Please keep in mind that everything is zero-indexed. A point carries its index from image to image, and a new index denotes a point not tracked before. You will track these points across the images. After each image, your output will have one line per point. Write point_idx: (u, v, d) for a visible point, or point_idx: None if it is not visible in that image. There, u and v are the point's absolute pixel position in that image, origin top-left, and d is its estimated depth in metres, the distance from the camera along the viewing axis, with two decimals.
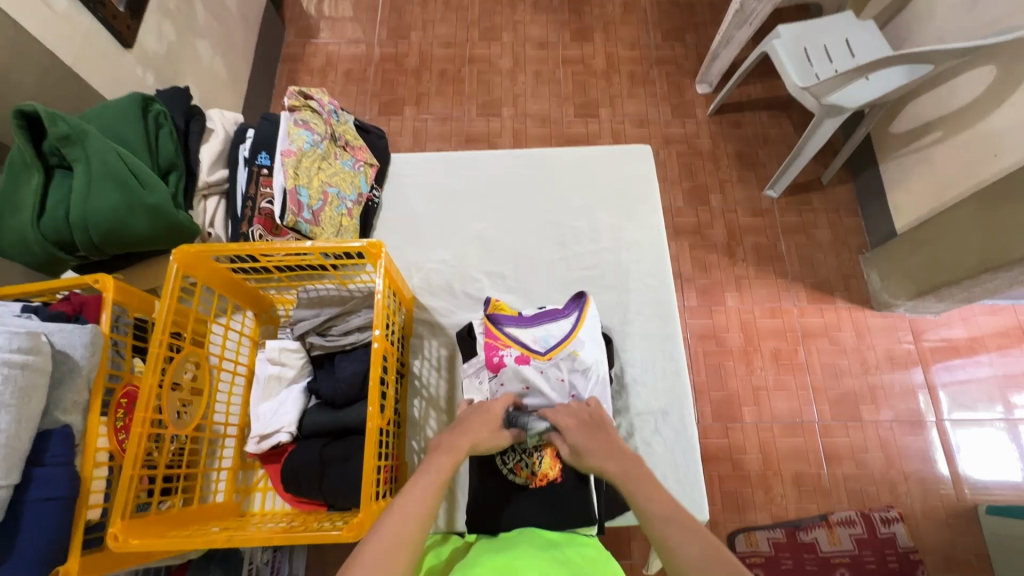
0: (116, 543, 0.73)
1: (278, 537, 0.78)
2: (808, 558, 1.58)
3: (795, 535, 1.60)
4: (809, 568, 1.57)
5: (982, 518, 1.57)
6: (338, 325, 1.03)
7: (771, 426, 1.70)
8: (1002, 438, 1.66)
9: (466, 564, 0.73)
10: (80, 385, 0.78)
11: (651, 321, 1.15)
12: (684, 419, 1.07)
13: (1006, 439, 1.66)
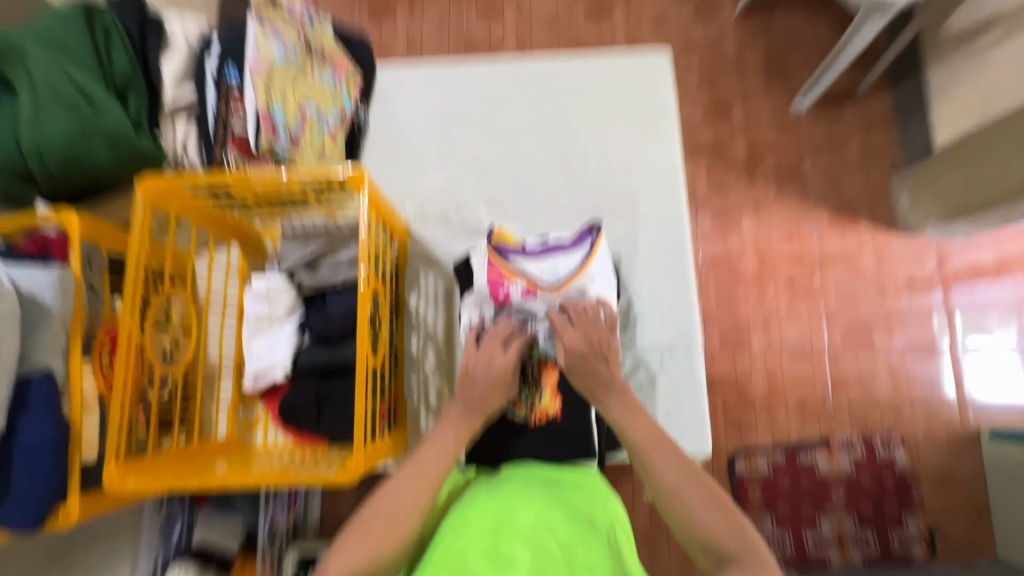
0: (112, 486, 0.74)
1: (274, 479, 0.79)
2: (805, 479, 1.59)
3: (795, 457, 1.61)
4: (805, 488, 1.59)
5: (985, 442, 1.57)
6: (327, 261, 0.98)
7: (779, 352, 1.67)
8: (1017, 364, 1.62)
9: (461, 500, 0.71)
10: (56, 330, 0.74)
11: (661, 251, 1.07)
12: (692, 355, 1.03)
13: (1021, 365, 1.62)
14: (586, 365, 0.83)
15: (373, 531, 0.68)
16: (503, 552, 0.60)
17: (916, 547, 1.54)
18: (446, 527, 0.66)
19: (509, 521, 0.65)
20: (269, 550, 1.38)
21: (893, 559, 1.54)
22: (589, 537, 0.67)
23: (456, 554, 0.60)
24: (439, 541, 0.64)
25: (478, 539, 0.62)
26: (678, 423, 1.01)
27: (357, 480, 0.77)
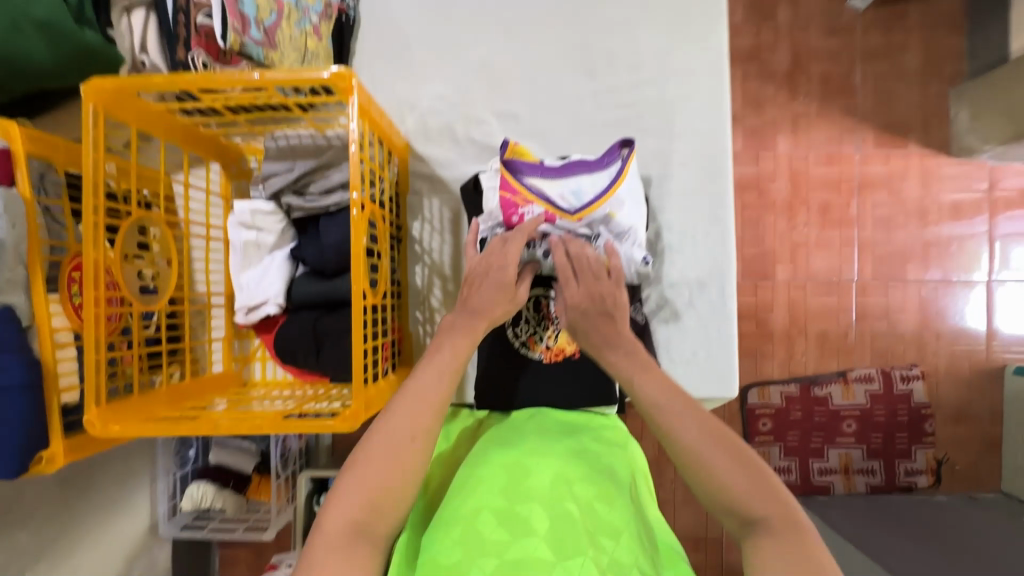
0: (95, 430, 0.69)
1: (269, 426, 0.73)
2: (817, 411, 1.52)
3: (809, 389, 1.52)
4: (817, 420, 1.52)
5: (1007, 380, 1.49)
6: (318, 182, 0.86)
7: (805, 283, 1.54)
8: None
9: (472, 458, 0.68)
10: (11, 262, 0.66)
11: (697, 175, 0.94)
12: (724, 292, 0.94)
13: None
14: (587, 323, 0.75)
15: (379, 470, 0.57)
16: (516, 512, 0.57)
17: (922, 478, 1.50)
18: (455, 487, 0.63)
19: (521, 482, 0.61)
20: (282, 471, 1.42)
21: (898, 490, 1.50)
22: (611, 494, 0.63)
23: (466, 515, 0.57)
24: (448, 502, 0.61)
25: (489, 500, 0.59)
26: (704, 365, 0.94)
27: (358, 427, 0.71)
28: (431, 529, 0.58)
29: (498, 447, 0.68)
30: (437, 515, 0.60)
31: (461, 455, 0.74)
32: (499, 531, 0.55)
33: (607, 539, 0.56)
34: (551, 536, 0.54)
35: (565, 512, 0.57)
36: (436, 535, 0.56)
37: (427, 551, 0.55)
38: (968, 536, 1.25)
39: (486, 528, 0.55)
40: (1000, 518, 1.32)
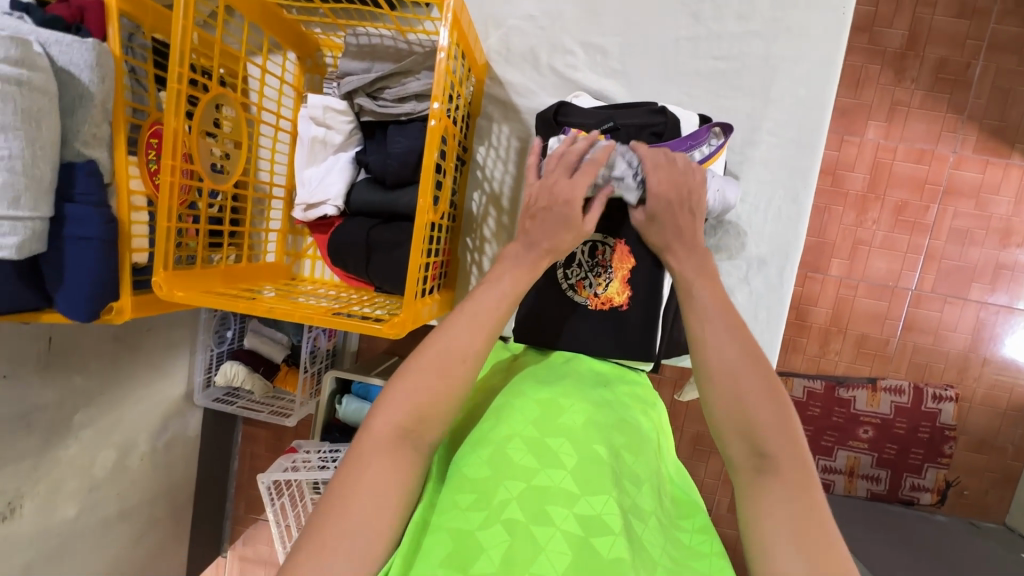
0: (161, 293, 0.72)
1: (317, 318, 0.75)
2: (836, 411, 1.49)
3: (834, 389, 1.49)
4: (835, 420, 1.50)
5: None
6: (392, 89, 0.84)
7: (857, 284, 1.47)
8: None
9: (508, 386, 0.70)
10: (97, 117, 0.67)
11: (783, 147, 0.88)
12: (783, 274, 0.90)
13: None
14: (669, 214, 0.71)
15: (424, 386, 0.58)
16: (544, 444, 0.60)
17: (926, 495, 1.48)
18: (490, 411, 0.66)
19: (555, 417, 0.63)
20: (309, 367, 1.49)
21: (898, 501, 1.50)
22: (637, 446, 0.65)
23: (498, 440, 0.61)
24: (480, 426, 0.64)
25: (521, 429, 0.62)
26: None
27: (404, 336, 0.72)
28: (464, 446, 0.62)
29: (530, 385, 0.70)
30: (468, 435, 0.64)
31: (496, 382, 0.74)
32: (529, 458, 0.58)
33: (630, 487, 0.59)
34: (578, 472, 0.57)
35: (594, 456, 0.59)
36: (467, 452, 0.61)
37: (458, 465, 0.60)
38: (956, 559, 1.25)
39: (516, 455, 0.59)
40: (994, 547, 1.32)
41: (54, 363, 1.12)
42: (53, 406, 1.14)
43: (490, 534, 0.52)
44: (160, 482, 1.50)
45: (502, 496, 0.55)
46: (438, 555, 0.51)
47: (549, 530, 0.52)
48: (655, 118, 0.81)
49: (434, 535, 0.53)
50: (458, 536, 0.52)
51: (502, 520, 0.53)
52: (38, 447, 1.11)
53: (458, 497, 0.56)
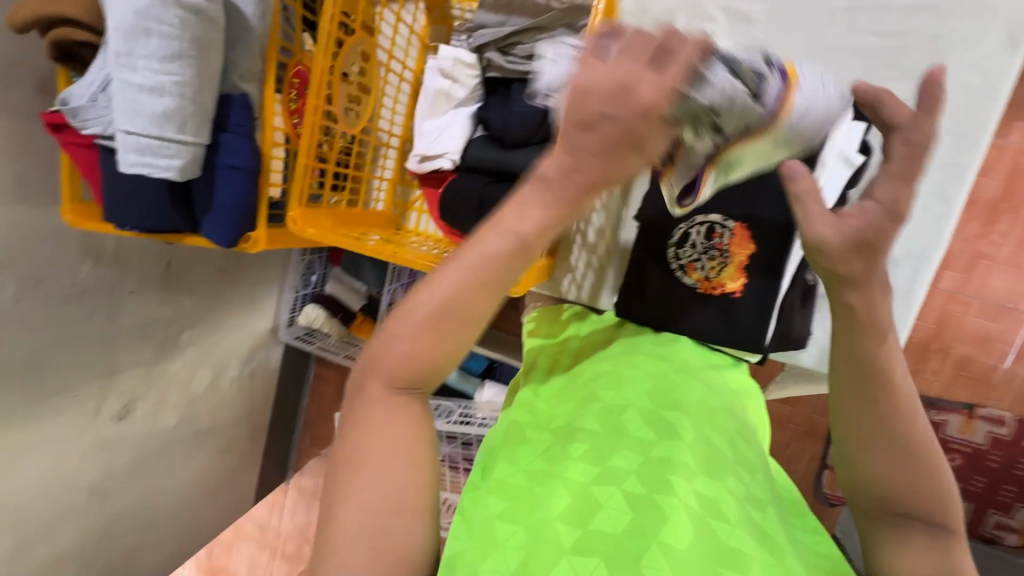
0: (294, 227, 0.76)
1: (435, 268, 0.78)
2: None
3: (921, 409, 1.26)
4: None
5: None
6: (524, 45, 0.83)
7: (969, 301, 1.28)
8: None
9: (617, 359, 0.72)
10: (255, 52, 0.70)
11: (938, 140, 0.80)
12: (915, 279, 0.83)
13: None
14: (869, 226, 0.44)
15: (416, 343, 0.47)
16: (660, 417, 0.60)
17: (1012, 537, 1.22)
18: (600, 378, 0.68)
19: (670, 394, 0.64)
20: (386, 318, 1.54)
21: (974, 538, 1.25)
22: (747, 435, 0.63)
23: (614, 410, 0.61)
24: (594, 393, 0.65)
25: (636, 400, 0.62)
26: None
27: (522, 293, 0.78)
28: (573, 410, 0.64)
29: (641, 358, 0.71)
30: (576, 399, 0.66)
31: (599, 356, 0.75)
32: (645, 430, 0.58)
33: (744, 474, 0.57)
34: (695, 449, 0.56)
35: (707, 438, 0.58)
36: (580, 415, 0.62)
37: (567, 425, 0.61)
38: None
39: (631, 426, 0.59)
40: None
41: (170, 281, 1.22)
42: (167, 322, 1.26)
43: (608, 493, 0.52)
44: (244, 406, 1.58)
45: (617, 462, 0.54)
46: (554, 507, 0.51)
47: (674, 499, 0.50)
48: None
49: (547, 486, 0.54)
50: (575, 492, 0.52)
51: (622, 484, 0.52)
52: (150, 358, 1.25)
53: (571, 450, 0.57)
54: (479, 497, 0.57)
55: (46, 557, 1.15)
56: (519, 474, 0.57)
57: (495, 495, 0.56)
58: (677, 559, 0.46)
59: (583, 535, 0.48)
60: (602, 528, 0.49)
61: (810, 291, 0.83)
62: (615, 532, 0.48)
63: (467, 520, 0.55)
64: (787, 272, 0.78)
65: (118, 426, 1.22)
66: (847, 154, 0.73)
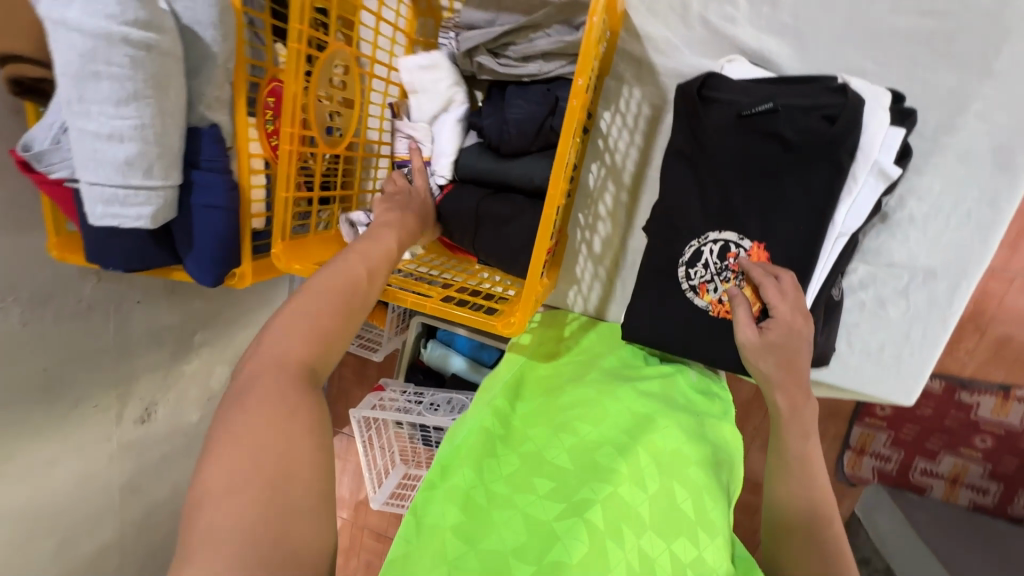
0: (280, 263, 0.72)
1: (429, 307, 0.71)
2: (951, 414, 1.18)
3: (953, 391, 1.17)
4: (946, 425, 1.19)
5: None
6: (517, 46, 0.77)
7: (1010, 277, 1.13)
8: None
9: (603, 386, 0.73)
10: (220, 79, 0.64)
11: (994, 136, 0.70)
12: (954, 292, 0.76)
13: None
14: (791, 340, 0.66)
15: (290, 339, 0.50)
16: (636, 456, 0.60)
17: None
18: (579, 407, 0.70)
19: (647, 434, 0.64)
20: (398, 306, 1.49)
21: (1005, 518, 1.20)
22: (717, 490, 0.62)
23: (588, 447, 0.63)
24: (573, 425, 0.67)
25: (612, 437, 0.64)
26: (888, 363, 0.80)
27: (518, 335, 0.70)
28: (550, 435, 0.66)
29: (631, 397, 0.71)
30: (554, 425, 0.68)
31: (589, 389, 0.74)
32: (620, 463, 0.59)
33: (702, 535, 0.56)
34: (655, 500, 0.57)
35: (672, 492, 0.58)
36: (552, 447, 0.64)
37: (537, 453, 0.64)
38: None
39: (604, 461, 0.60)
40: None
41: (177, 289, 1.16)
42: (180, 326, 1.20)
43: (568, 526, 0.53)
44: None
45: (585, 495, 0.55)
46: (508, 539, 0.54)
47: (621, 551, 0.52)
48: (833, 99, 0.65)
49: (505, 513, 0.56)
50: (534, 525, 0.54)
51: (584, 515, 0.53)
52: (167, 360, 1.20)
53: (536, 483, 0.59)
54: (434, 497, 0.59)
55: (90, 553, 1.15)
56: (481, 492, 0.59)
57: (450, 501, 0.58)
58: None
59: (537, 570, 0.50)
60: (555, 561, 0.50)
61: (837, 306, 0.78)
62: (565, 565, 0.50)
63: (417, 521, 0.57)
64: (810, 293, 0.71)
65: (141, 428, 1.19)
66: (882, 164, 0.66)
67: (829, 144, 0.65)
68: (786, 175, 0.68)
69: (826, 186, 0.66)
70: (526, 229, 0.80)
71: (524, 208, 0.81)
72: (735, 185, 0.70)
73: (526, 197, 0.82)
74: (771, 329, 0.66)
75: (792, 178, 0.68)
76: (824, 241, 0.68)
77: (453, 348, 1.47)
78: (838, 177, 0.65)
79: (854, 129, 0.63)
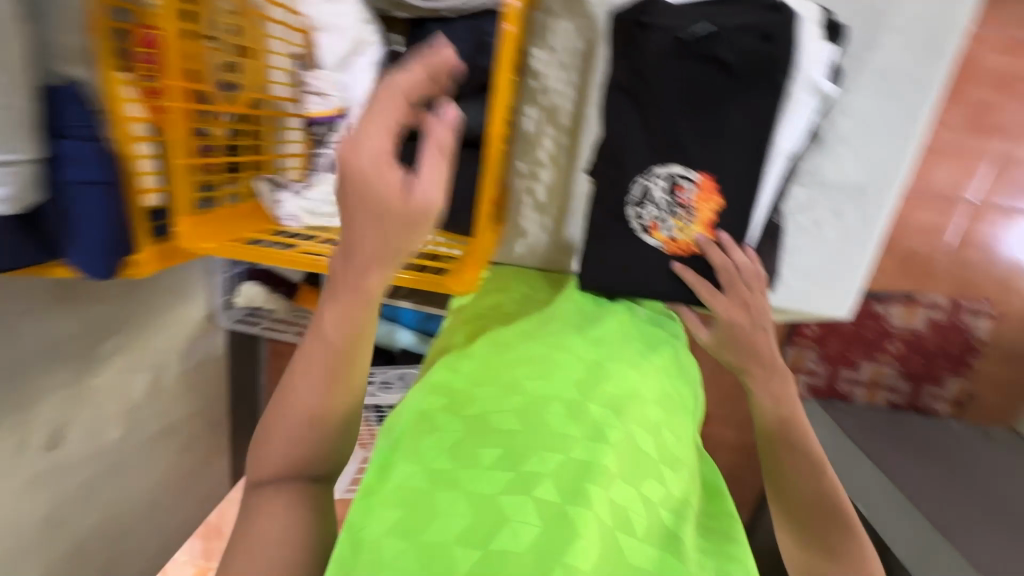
0: (185, 243, 0.64)
1: (373, 271, 0.66)
2: (868, 326, 1.27)
3: (867, 305, 1.26)
4: (865, 335, 1.28)
5: None
6: None
7: (911, 195, 1.20)
8: None
9: (553, 341, 0.65)
10: (76, 25, 0.56)
11: (910, 51, 0.72)
12: (881, 206, 0.79)
13: None
14: (742, 334, 0.63)
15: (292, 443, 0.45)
16: (588, 410, 0.54)
17: (943, 406, 1.29)
18: (526, 361, 0.61)
19: (597, 384, 0.58)
20: None
21: (915, 411, 1.31)
22: (676, 423, 0.61)
23: (535, 402, 0.54)
24: (518, 381, 0.57)
25: (562, 390, 0.56)
26: (827, 281, 0.83)
27: (474, 292, 0.66)
28: (497, 396, 0.56)
29: (577, 338, 0.67)
30: (500, 385, 0.57)
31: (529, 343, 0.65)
32: (572, 425, 0.51)
33: (666, 472, 0.53)
34: (618, 448, 0.51)
35: (633, 434, 0.53)
36: (498, 408, 0.54)
37: (478, 411, 0.54)
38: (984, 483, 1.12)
39: (554, 422, 0.52)
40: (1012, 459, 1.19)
41: (70, 293, 0.98)
42: (80, 334, 1.03)
43: (518, 505, 0.44)
44: (198, 397, 1.38)
45: (533, 466, 0.47)
46: (453, 528, 0.43)
47: (586, 511, 0.44)
48: (773, 17, 0.64)
49: (450, 493, 0.45)
50: (480, 508, 0.44)
51: (535, 492, 0.45)
52: (72, 376, 1.03)
53: (481, 455, 0.48)
54: (371, 507, 0.46)
55: None
56: (420, 474, 0.48)
57: (389, 502, 0.46)
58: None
59: (484, 556, 0.41)
60: (502, 549, 0.41)
61: (779, 231, 0.79)
62: (517, 552, 0.41)
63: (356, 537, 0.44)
64: (756, 221, 0.71)
65: (51, 456, 1.02)
66: (816, 80, 0.66)
67: (769, 65, 0.64)
68: (729, 100, 0.66)
69: (767, 109, 0.66)
70: (465, 181, 0.75)
71: (461, 159, 0.76)
72: (680, 116, 0.68)
73: (462, 147, 0.76)
74: (720, 325, 0.65)
75: (735, 104, 0.66)
76: (767, 163, 0.68)
77: (399, 323, 1.36)
78: (777, 99, 0.65)
79: (790, 49, 0.63)
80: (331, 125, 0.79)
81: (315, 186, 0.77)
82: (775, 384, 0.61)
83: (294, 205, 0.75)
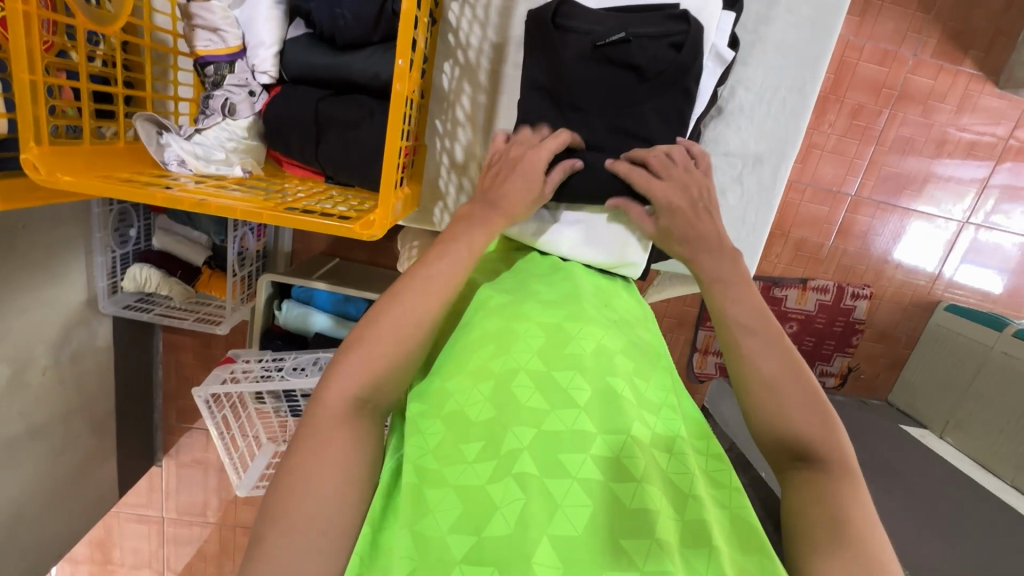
0: (39, 175, 0.56)
1: (265, 214, 0.60)
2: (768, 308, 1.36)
3: (769, 289, 1.35)
4: None
5: (938, 313, 1.37)
6: None
7: (804, 188, 1.30)
8: (977, 242, 1.34)
9: (510, 310, 0.61)
10: None
11: (800, 29, 0.78)
12: (776, 174, 0.84)
13: (983, 245, 1.34)
14: (688, 226, 0.67)
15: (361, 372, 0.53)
16: (553, 378, 0.53)
17: (830, 380, 1.42)
18: (493, 342, 0.58)
19: (562, 347, 0.57)
20: (238, 270, 1.13)
21: None
22: (647, 368, 0.61)
23: (505, 379, 0.54)
24: (486, 365, 0.56)
25: (529, 361, 0.55)
26: None
27: (379, 238, 0.63)
28: (466, 381, 0.55)
29: (533, 304, 0.62)
30: (466, 368, 0.57)
31: (489, 314, 0.62)
32: (537, 398, 0.52)
33: (648, 415, 0.55)
34: (590, 410, 0.51)
35: (611, 386, 0.54)
36: (467, 398, 0.54)
37: (449, 405, 0.54)
38: (869, 439, 1.22)
39: (522, 395, 0.52)
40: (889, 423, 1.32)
41: None
42: None
43: (501, 490, 0.46)
44: (79, 392, 1.13)
45: (511, 445, 0.49)
46: (444, 521, 0.46)
47: (566, 481, 0.46)
48: (677, 26, 0.69)
49: (440, 491, 0.48)
50: (468, 499, 0.47)
51: (514, 471, 0.47)
52: None
53: (463, 449, 0.50)
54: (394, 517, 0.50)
55: None
56: (411, 471, 0.51)
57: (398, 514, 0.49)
58: (577, 547, 0.43)
59: (477, 543, 0.44)
60: (496, 535, 0.44)
61: None
62: (507, 534, 0.44)
63: (375, 536, 0.49)
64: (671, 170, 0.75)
65: None
66: (718, 49, 0.73)
67: (678, 73, 0.68)
68: (644, 101, 0.71)
69: (671, 96, 0.71)
70: (374, 129, 0.70)
71: (371, 107, 0.71)
72: (593, 76, 0.71)
73: (371, 97, 0.72)
74: (665, 218, 0.68)
75: (649, 104, 0.71)
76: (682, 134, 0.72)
77: (313, 306, 1.17)
78: (685, 75, 0.68)
79: (697, 57, 0.68)
80: (224, 66, 0.71)
81: (207, 129, 0.71)
82: (728, 270, 0.64)
83: (180, 147, 0.69)
